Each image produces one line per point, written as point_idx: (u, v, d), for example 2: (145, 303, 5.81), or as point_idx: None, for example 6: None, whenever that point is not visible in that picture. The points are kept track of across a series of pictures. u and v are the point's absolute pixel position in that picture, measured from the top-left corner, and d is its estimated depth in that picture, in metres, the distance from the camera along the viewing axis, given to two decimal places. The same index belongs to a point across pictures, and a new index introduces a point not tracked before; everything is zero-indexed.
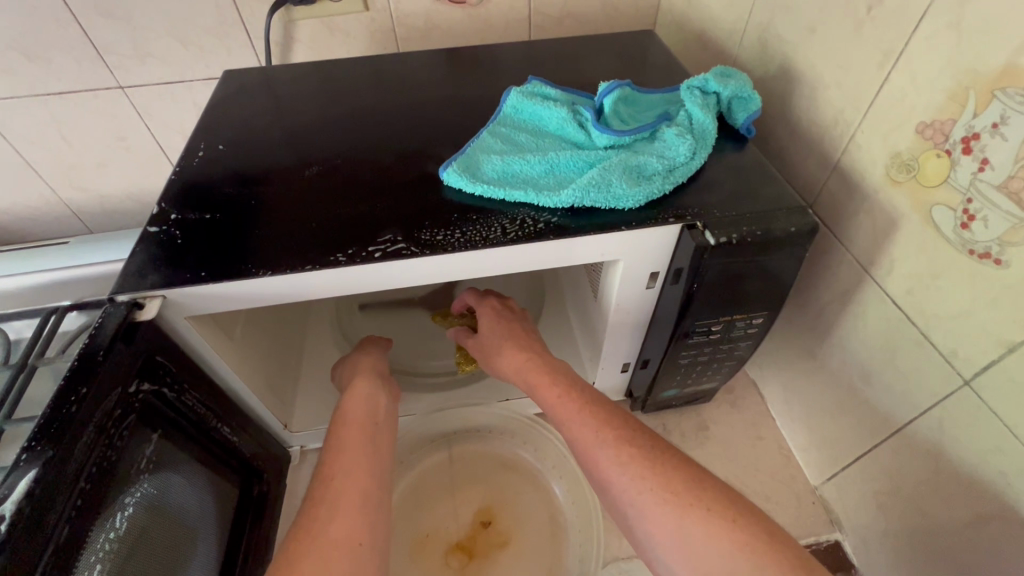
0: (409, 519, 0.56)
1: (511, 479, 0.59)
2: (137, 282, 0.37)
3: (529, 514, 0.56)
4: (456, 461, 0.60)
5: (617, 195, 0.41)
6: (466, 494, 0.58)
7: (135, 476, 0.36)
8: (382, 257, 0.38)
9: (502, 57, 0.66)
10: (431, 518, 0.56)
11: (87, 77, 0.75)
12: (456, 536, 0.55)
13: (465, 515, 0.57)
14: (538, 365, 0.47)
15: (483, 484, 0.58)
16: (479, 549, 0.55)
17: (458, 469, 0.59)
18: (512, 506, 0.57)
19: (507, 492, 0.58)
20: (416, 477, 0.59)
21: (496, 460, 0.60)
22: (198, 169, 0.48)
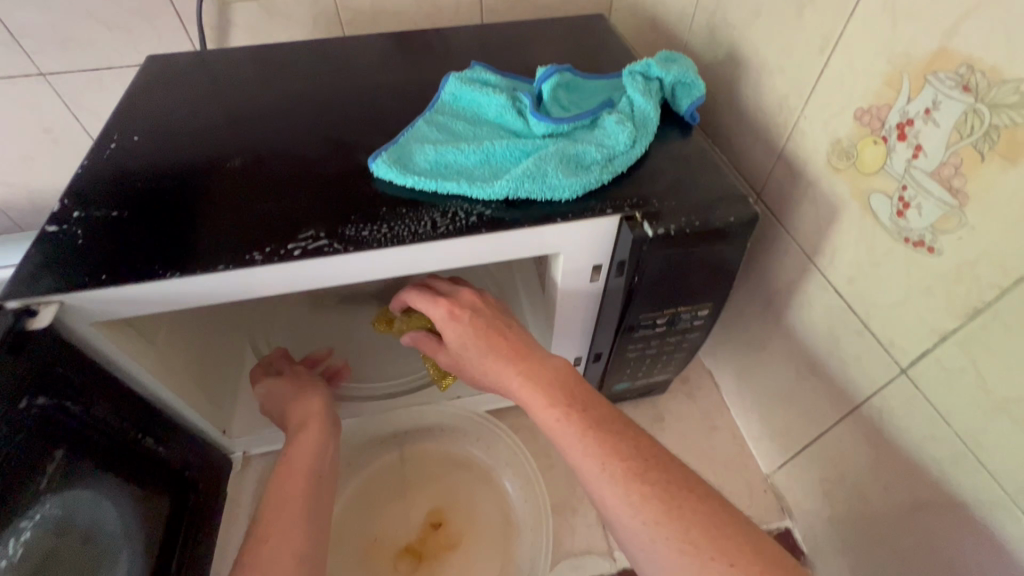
0: (356, 524, 0.54)
1: (463, 478, 0.57)
2: (30, 287, 0.34)
3: (481, 514, 0.55)
4: (406, 461, 0.58)
5: (553, 185, 0.39)
6: (417, 494, 0.56)
7: (29, 500, 0.33)
8: (301, 255, 0.36)
9: (448, 41, 0.63)
10: (380, 522, 0.54)
11: (2, 63, 0.69)
12: (407, 538, 0.53)
13: (416, 516, 0.55)
14: (528, 378, 0.39)
15: (435, 484, 0.57)
16: (429, 552, 0.53)
17: (409, 468, 0.57)
18: (465, 506, 0.55)
19: (460, 491, 0.56)
20: (364, 478, 0.57)
21: (447, 458, 0.58)
22: (108, 161, 0.44)
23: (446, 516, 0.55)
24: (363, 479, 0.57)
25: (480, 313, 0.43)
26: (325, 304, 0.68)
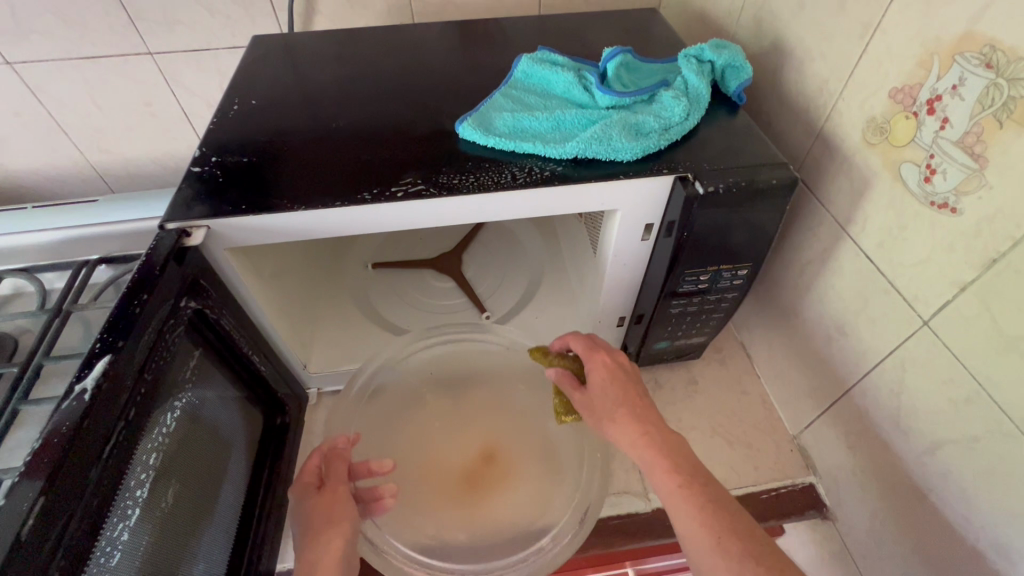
0: (416, 454, 0.60)
1: (512, 418, 0.63)
2: (185, 212, 0.42)
3: (529, 452, 0.60)
4: (462, 399, 0.64)
5: (617, 148, 0.45)
6: (471, 429, 0.62)
7: (183, 383, 0.41)
8: (404, 197, 0.43)
9: (513, 30, 0.70)
10: (438, 452, 0.60)
11: (119, 42, 0.79)
12: (461, 466, 0.59)
13: (469, 448, 0.60)
14: (656, 442, 0.43)
15: (486, 422, 0.62)
16: (480, 481, 0.58)
17: (467, 406, 0.63)
18: (514, 442, 0.61)
19: (510, 430, 0.62)
20: (425, 410, 0.63)
21: (497, 400, 0.64)
22: (234, 120, 0.52)
23: (497, 450, 0.60)
24: (423, 411, 0.63)
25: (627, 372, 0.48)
26: (390, 266, 0.75)
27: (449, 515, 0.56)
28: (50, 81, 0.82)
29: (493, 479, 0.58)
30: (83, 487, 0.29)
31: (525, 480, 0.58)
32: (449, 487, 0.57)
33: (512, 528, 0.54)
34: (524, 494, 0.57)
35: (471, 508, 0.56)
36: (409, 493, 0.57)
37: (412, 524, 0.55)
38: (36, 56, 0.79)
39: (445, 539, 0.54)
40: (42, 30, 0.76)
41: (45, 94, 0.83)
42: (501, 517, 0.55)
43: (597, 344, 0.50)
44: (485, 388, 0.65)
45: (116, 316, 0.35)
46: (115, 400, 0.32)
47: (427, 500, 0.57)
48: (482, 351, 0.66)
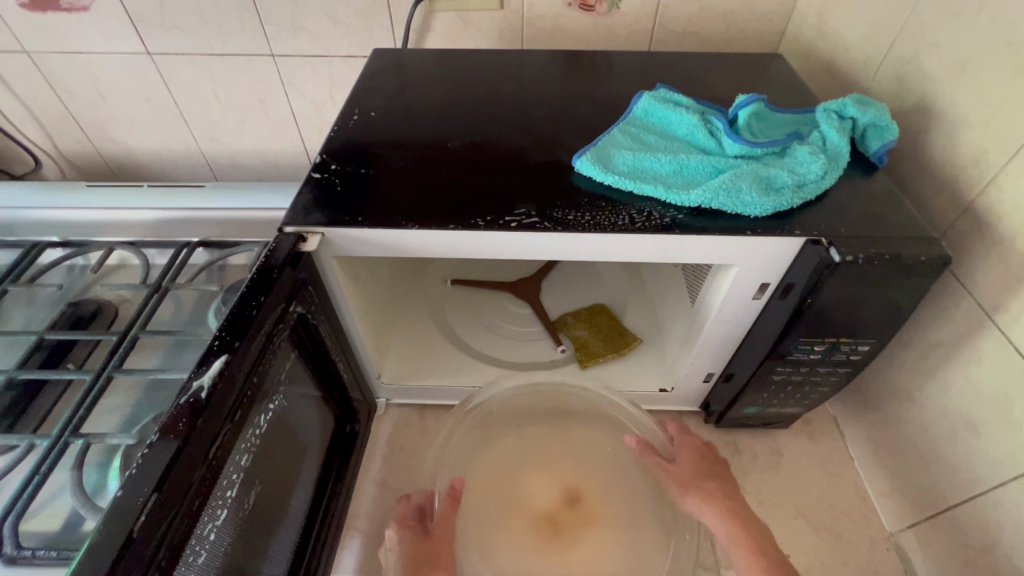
0: (499, 486, 0.56)
1: (602, 464, 0.58)
2: (303, 218, 0.43)
3: (616, 504, 0.56)
4: (549, 432, 0.60)
5: (745, 202, 0.42)
6: (555, 468, 0.57)
7: (278, 385, 0.41)
8: (517, 227, 0.42)
9: (627, 63, 0.69)
10: (522, 490, 0.56)
11: (248, 43, 0.84)
12: (544, 508, 0.55)
13: (552, 488, 0.56)
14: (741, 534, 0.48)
15: (571, 463, 0.58)
16: (566, 528, 0.54)
17: (551, 442, 0.59)
18: (601, 487, 0.56)
19: (596, 473, 0.57)
20: (508, 438, 0.59)
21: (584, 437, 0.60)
22: (353, 130, 0.53)
23: (582, 495, 0.56)
24: (506, 442, 0.59)
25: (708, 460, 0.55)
26: (468, 284, 0.75)
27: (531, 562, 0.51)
28: (181, 73, 0.88)
29: (580, 528, 0.54)
30: (190, 489, 0.29)
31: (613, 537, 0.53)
32: (531, 531, 0.53)
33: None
34: (610, 551, 0.53)
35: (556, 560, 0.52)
36: (488, 526, 0.54)
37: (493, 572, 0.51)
38: (175, 50, 0.85)
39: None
40: (183, 26, 0.82)
41: (174, 84, 0.90)
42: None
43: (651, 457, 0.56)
44: (566, 425, 0.61)
45: (236, 316, 0.35)
46: (225, 401, 0.33)
47: (508, 543, 0.53)
48: (560, 384, 0.63)
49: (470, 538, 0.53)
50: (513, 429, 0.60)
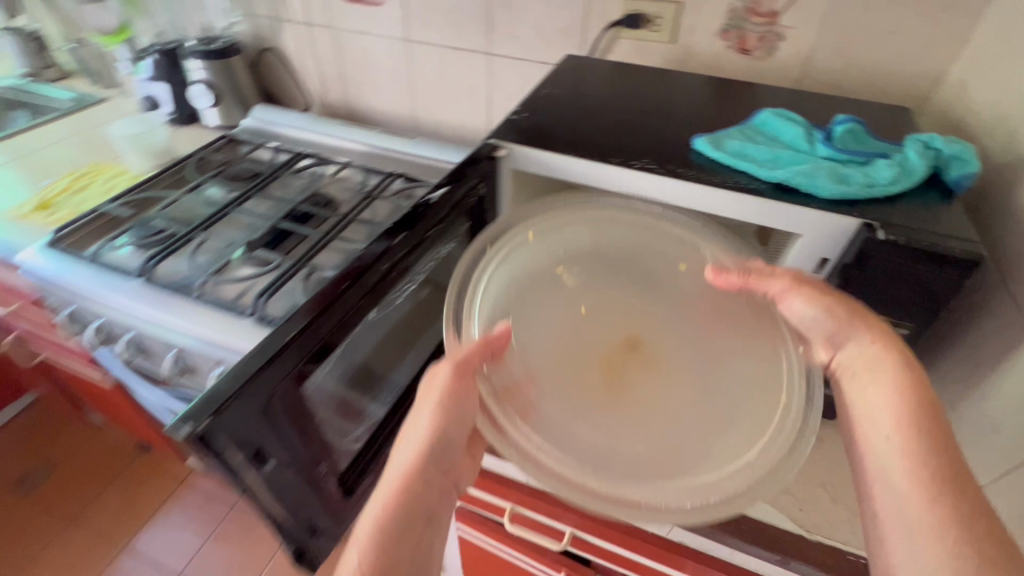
0: (549, 323, 0.57)
1: (670, 343, 0.57)
2: (502, 136, 0.66)
3: (676, 356, 0.56)
4: (608, 289, 0.59)
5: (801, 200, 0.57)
6: (614, 316, 0.58)
7: (457, 234, 0.64)
8: (637, 168, 0.61)
9: (766, 95, 0.83)
10: (576, 331, 0.57)
11: (475, 43, 1.13)
12: (603, 351, 0.56)
13: (612, 334, 0.57)
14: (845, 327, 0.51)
15: (634, 315, 0.58)
16: (624, 375, 0.54)
17: (617, 299, 0.59)
18: (660, 339, 0.57)
19: (654, 320, 0.58)
20: (570, 283, 0.60)
21: (642, 276, 0.60)
22: (543, 99, 0.77)
23: (642, 342, 0.56)
24: (565, 294, 0.59)
25: (801, 276, 0.53)
26: None
27: (589, 399, 0.53)
28: (423, 57, 1.21)
29: (645, 387, 0.54)
30: (412, 244, 0.54)
31: (683, 413, 0.52)
32: (600, 382, 0.54)
33: (687, 453, 0.49)
34: (692, 419, 0.52)
35: (609, 417, 0.52)
36: (534, 359, 0.54)
37: (567, 408, 0.52)
38: (424, 39, 1.18)
39: (601, 434, 0.50)
40: (436, 24, 1.14)
41: (415, 64, 1.23)
42: (645, 432, 0.50)
43: (752, 269, 0.54)
44: (630, 271, 0.61)
45: (455, 172, 0.59)
46: (437, 213, 0.56)
47: (578, 389, 0.53)
48: (608, 208, 0.63)
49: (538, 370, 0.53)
50: (571, 279, 0.60)
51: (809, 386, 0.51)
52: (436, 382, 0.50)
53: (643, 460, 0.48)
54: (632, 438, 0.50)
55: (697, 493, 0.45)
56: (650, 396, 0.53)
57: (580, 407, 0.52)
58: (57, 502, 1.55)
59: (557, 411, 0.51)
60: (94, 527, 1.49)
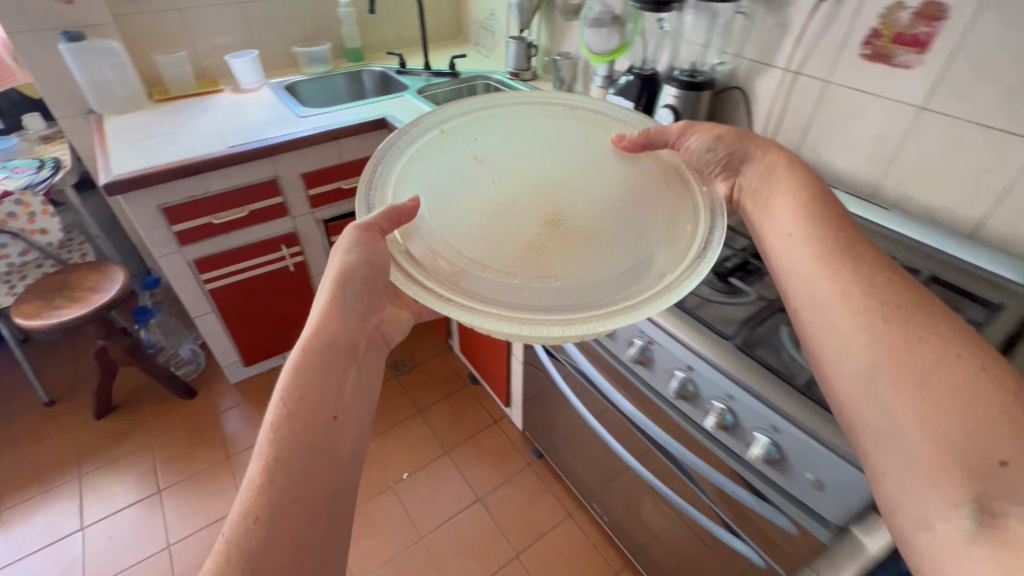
0: (457, 151, 0.90)
1: (585, 189, 0.85)
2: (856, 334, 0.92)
3: (580, 213, 0.83)
4: (545, 171, 0.88)
5: (599, 127, 0.94)
6: (543, 186, 0.85)
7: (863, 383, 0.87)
8: None
9: None
10: (499, 191, 0.86)
11: None
12: (534, 217, 0.81)
13: (540, 209, 0.82)
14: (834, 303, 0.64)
15: (569, 191, 0.83)
16: (557, 248, 0.78)
17: (567, 174, 0.88)
18: (579, 213, 0.83)
19: (574, 198, 0.83)
20: (519, 155, 0.91)
21: (523, 155, 0.91)
22: None
23: (559, 215, 0.82)
24: (479, 166, 0.88)
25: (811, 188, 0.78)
26: None
27: (485, 211, 0.82)
28: (933, 128, 1.07)
29: (577, 234, 0.80)
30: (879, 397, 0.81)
31: (611, 255, 0.78)
32: (524, 245, 0.79)
33: (591, 290, 0.74)
34: (634, 253, 0.78)
35: (493, 196, 0.84)
36: (446, 190, 0.83)
37: (478, 250, 0.77)
38: (945, 110, 1.05)
39: (473, 242, 0.79)
40: (975, 97, 1.00)
41: (915, 134, 1.11)
42: (491, 190, 0.85)
43: (650, 137, 0.85)
44: (539, 147, 0.90)
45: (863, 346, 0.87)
46: None
47: (506, 249, 0.78)
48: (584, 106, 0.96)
49: (444, 236, 0.78)
50: (518, 149, 0.92)
51: (713, 203, 0.82)
52: (342, 245, 0.76)
53: (572, 301, 0.72)
54: (510, 261, 0.77)
55: (574, 292, 0.73)
56: (570, 238, 0.80)
57: (524, 269, 0.76)
58: (410, 392, 1.98)
59: (470, 266, 0.75)
60: (430, 424, 1.86)
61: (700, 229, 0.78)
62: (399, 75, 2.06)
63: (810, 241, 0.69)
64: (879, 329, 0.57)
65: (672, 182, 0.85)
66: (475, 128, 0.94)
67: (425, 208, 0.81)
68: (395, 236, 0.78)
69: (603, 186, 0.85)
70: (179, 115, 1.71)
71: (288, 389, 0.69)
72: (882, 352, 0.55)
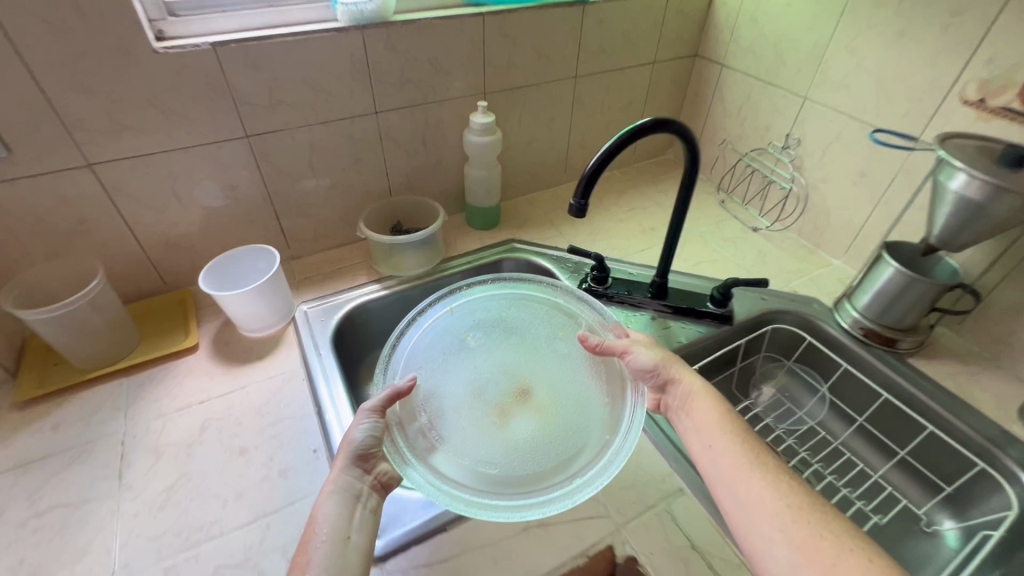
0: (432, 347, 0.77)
1: (545, 374, 0.74)
2: None
3: (532, 368, 0.76)
4: (508, 355, 0.77)
5: (573, 320, 0.81)
6: (498, 339, 0.80)
7: None
8: None
9: None
10: (479, 360, 0.76)
11: None
12: (507, 387, 0.73)
13: (514, 386, 0.73)
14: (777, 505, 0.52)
15: (512, 333, 0.80)
16: (506, 414, 0.69)
17: (532, 348, 0.78)
18: (520, 341, 0.79)
19: (539, 344, 0.79)
20: (502, 337, 0.80)
21: (521, 343, 0.79)
22: None
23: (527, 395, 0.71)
24: (467, 349, 0.78)
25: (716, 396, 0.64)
26: None
27: (455, 396, 0.71)
28: None
29: (534, 413, 0.70)
30: None
31: (548, 441, 0.66)
32: (489, 426, 0.68)
33: (529, 466, 0.64)
34: (567, 439, 0.66)
35: (472, 374, 0.74)
36: (435, 354, 0.76)
37: (454, 426, 0.67)
38: None
39: (444, 418, 0.68)
40: None
41: None
42: (470, 374, 0.74)
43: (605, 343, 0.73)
44: (531, 338, 0.80)
45: None
46: None
47: (474, 427, 0.68)
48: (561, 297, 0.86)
49: (425, 409, 0.69)
50: (504, 332, 0.80)
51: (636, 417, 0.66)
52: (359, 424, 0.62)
53: (513, 484, 0.61)
54: (467, 441, 0.66)
55: (515, 482, 0.61)
56: (535, 425, 0.68)
57: (473, 447, 0.65)
58: None
59: (450, 444, 0.65)
60: None
61: (620, 434, 0.64)
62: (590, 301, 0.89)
63: (731, 449, 0.58)
64: (793, 527, 0.49)
65: (608, 382, 0.73)
66: (477, 312, 0.83)
67: (424, 380, 0.72)
68: (394, 415, 0.66)
69: (538, 352, 0.78)
70: (37, 496, 0.61)
71: (305, 535, 0.53)
72: (798, 548, 0.48)
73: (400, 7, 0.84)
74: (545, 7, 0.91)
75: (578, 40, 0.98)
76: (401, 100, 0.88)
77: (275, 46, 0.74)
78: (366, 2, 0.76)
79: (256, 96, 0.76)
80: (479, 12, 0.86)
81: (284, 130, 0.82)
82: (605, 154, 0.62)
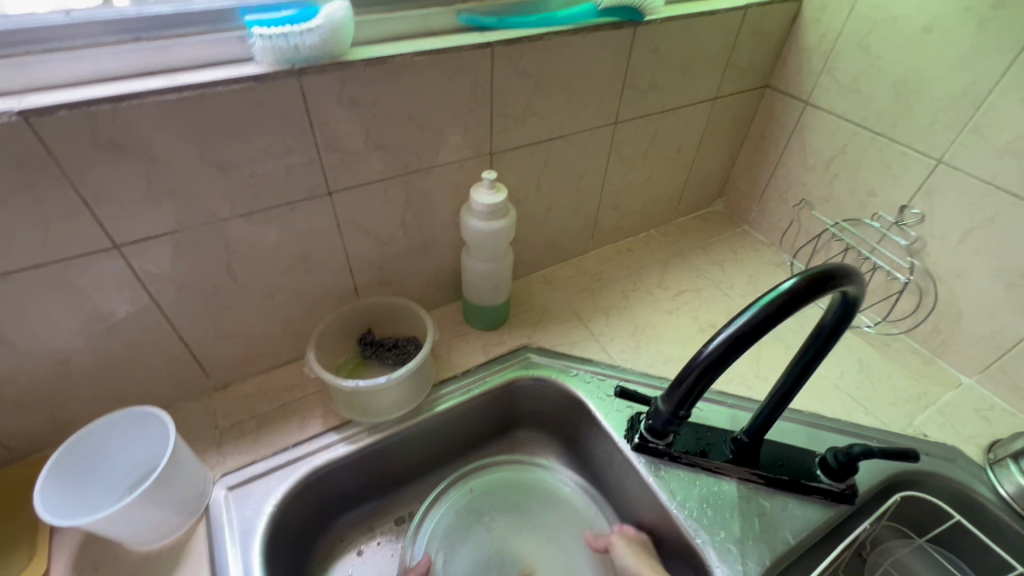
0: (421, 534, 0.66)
1: (551, 564, 0.66)
2: None
3: (534, 554, 0.66)
4: (513, 534, 0.68)
5: (579, 504, 0.71)
6: (500, 517, 0.70)
7: None
8: None
9: None
10: (476, 542, 0.67)
11: None
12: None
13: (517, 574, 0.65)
14: None
15: (515, 512, 0.70)
16: None
17: (535, 529, 0.69)
18: (518, 521, 0.70)
19: (543, 525, 0.69)
20: (505, 515, 0.70)
21: (527, 511, 0.70)
22: None
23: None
24: (469, 524, 0.69)
25: None
26: None
27: None
28: None
29: None
30: None
31: None
32: None
33: None
34: None
35: (476, 558, 0.66)
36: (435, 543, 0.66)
37: None
38: None
39: None
40: None
41: None
42: (473, 557, 0.66)
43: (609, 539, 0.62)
44: (537, 508, 0.71)
45: None
46: None
47: None
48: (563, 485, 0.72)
49: None
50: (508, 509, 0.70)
51: None
52: None
53: None
54: None
55: None
56: None
57: None
58: None
59: None
60: None
61: None
62: (646, 461, 0.62)
63: None
64: None
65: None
66: (489, 477, 0.73)
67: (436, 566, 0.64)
68: None
69: (543, 535, 0.68)
70: None
71: None
72: None
73: (363, 34, 0.54)
74: (580, 31, 0.61)
75: (622, 74, 0.69)
76: (368, 173, 0.59)
77: (147, 110, 0.44)
78: (303, 31, 0.47)
79: (126, 188, 0.47)
80: (485, 40, 0.57)
81: (180, 231, 0.52)
82: (726, 344, 0.37)
